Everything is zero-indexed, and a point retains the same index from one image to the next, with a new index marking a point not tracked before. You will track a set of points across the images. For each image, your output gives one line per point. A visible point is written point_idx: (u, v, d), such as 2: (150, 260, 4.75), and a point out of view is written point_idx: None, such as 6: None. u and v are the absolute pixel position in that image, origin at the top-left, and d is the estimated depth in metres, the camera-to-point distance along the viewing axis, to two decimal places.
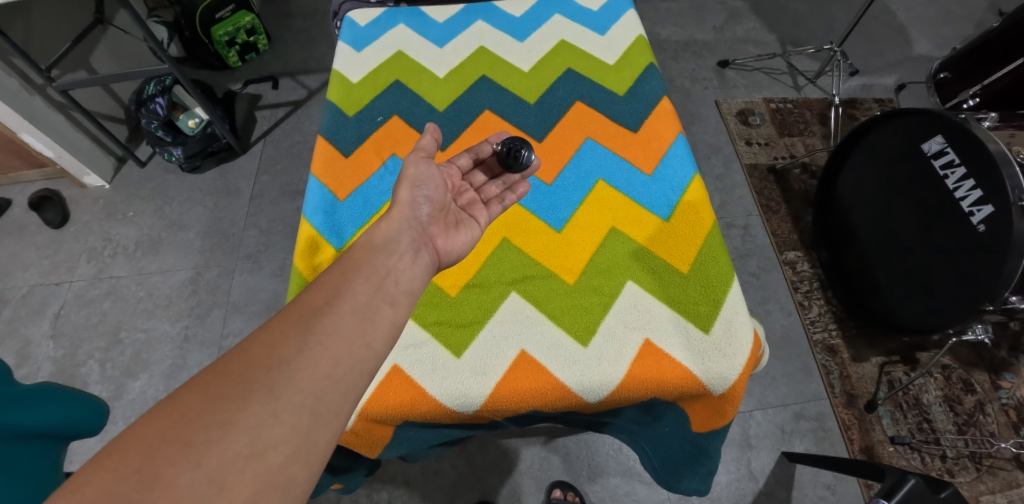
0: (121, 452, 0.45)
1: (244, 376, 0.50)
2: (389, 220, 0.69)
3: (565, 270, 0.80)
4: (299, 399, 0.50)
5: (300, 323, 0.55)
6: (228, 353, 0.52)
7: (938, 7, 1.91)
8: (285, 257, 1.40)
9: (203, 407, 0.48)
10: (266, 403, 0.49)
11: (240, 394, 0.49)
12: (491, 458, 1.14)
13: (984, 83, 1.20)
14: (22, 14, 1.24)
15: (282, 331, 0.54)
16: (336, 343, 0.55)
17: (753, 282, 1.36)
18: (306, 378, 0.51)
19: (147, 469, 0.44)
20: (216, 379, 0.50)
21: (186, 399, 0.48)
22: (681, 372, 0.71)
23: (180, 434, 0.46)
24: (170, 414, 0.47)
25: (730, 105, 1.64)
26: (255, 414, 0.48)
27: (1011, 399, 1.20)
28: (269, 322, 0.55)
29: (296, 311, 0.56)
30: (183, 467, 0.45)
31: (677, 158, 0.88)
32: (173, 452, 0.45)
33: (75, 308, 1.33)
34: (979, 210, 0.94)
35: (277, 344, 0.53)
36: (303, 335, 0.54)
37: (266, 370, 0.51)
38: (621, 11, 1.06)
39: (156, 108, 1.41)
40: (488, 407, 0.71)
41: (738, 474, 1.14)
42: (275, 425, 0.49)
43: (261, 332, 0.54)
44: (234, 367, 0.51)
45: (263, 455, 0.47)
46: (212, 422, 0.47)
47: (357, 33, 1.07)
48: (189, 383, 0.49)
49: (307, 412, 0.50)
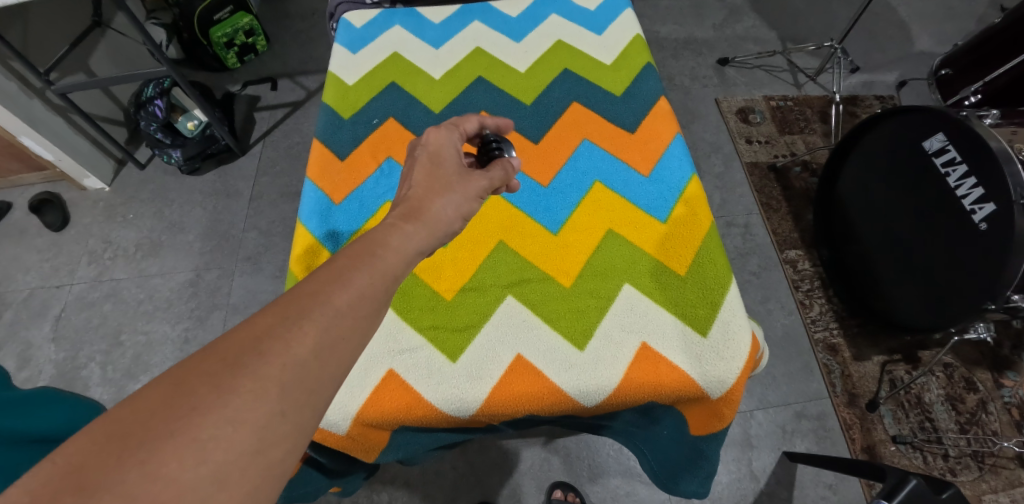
0: (126, 438, 0.38)
1: (256, 370, 0.42)
2: (419, 223, 0.59)
3: (561, 272, 0.80)
4: (310, 398, 0.43)
5: (318, 321, 0.46)
6: (243, 336, 0.43)
7: (939, 2, 1.90)
8: (284, 259, 1.39)
9: (212, 400, 0.40)
10: (278, 400, 0.41)
11: (251, 390, 0.41)
12: (492, 459, 1.14)
13: (986, 80, 1.19)
14: (20, 17, 1.24)
15: (299, 326, 0.45)
16: (353, 345, 0.47)
17: (753, 281, 1.35)
18: (316, 378, 0.44)
19: (151, 460, 0.38)
20: (227, 370, 0.41)
21: (194, 388, 0.40)
22: (678, 376, 0.71)
23: (186, 426, 0.39)
24: (178, 402, 0.40)
25: (730, 103, 1.63)
26: (265, 411, 0.41)
27: (1014, 397, 1.19)
28: (280, 306, 0.46)
29: (316, 304, 0.46)
30: (185, 462, 0.38)
31: (675, 159, 0.87)
32: (178, 446, 0.38)
33: (75, 311, 1.33)
34: (981, 208, 0.93)
35: (294, 340, 0.44)
36: (318, 334, 0.45)
37: (280, 367, 0.42)
38: (618, 10, 1.05)
39: (155, 110, 1.40)
40: (483, 411, 0.71)
41: (739, 474, 1.13)
42: (281, 425, 0.41)
43: (276, 324, 0.44)
44: (247, 360, 0.42)
45: (267, 454, 0.40)
46: (220, 416, 0.40)
47: (353, 34, 1.07)
48: (199, 367, 0.41)
49: (311, 409, 0.43)
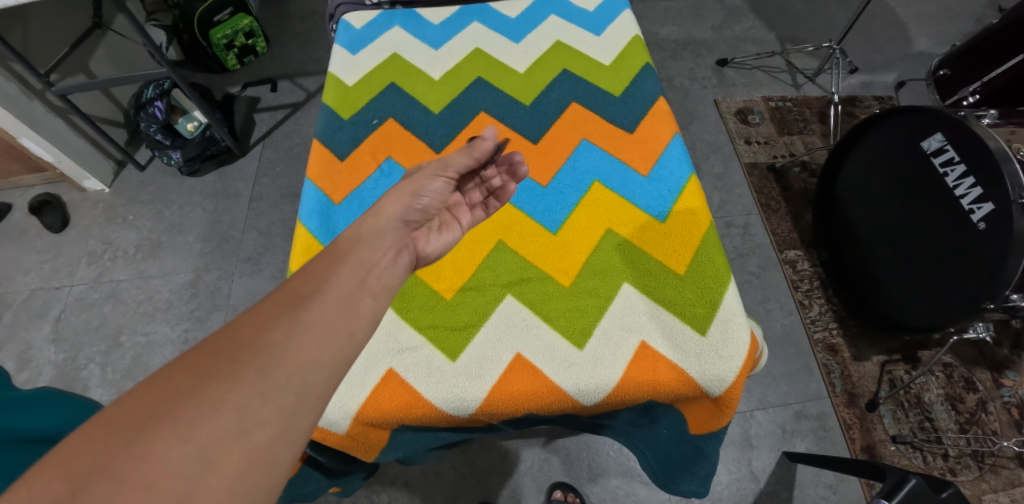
0: (113, 425, 0.42)
1: (233, 357, 0.47)
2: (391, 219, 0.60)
3: (561, 272, 0.80)
4: (290, 381, 0.47)
5: (289, 311, 0.51)
6: (222, 332, 0.49)
7: (938, 3, 1.90)
8: (283, 260, 1.40)
9: (193, 386, 0.45)
10: (256, 383, 0.46)
11: (229, 374, 0.46)
12: (491, 459, 1.14)
13: (984, 80, 1.19)
14: (20, 19, 1.24)
15: (270, 316, 0.51)
16: (328, 332, 0.52)
17: (752, 281, 1.35)
18: (293, 363, 0.48)
19: (137, 442, 0.41)
20: (208, 359, 0.47)
21: (177, 377, 0.45)
22: (676, 375, 0.71)
23: (169, 410, 0.43)
24: (161, 389, 0.44)
25: (729, 103, 1.64)
26: (243, 393, 0.45)
27: (1013, 397, 1.19)
28: (263, 305, 0.52)
29: (288, 297, 0.53)
30: (170, 442, 0.42)
31: (673, 159, 0.87)
32: (163, 427, 0.42)
33: (75, 312, 1.33)
34: (980, 208, 0.93)
35: (267, 327, 0.50)
36: (291, 321, 0.50)
37: (255, 352, 0.48)
38: (616, 11, 1.06)
39: (155, 111, 1.41)
40: (483, 410, 0.71)
41: (739, 474, 1.13)
42: (262, 406, 0.45)
43: (250, 314, 0.51)
44: (224, 348, 0.47)
45: (250, 433, 0.44)
46: (201, 399, 0.44)
47: (353, 35, 1.07)
48: (182, 359, 0.46)
49: (293, 394, 0.47)
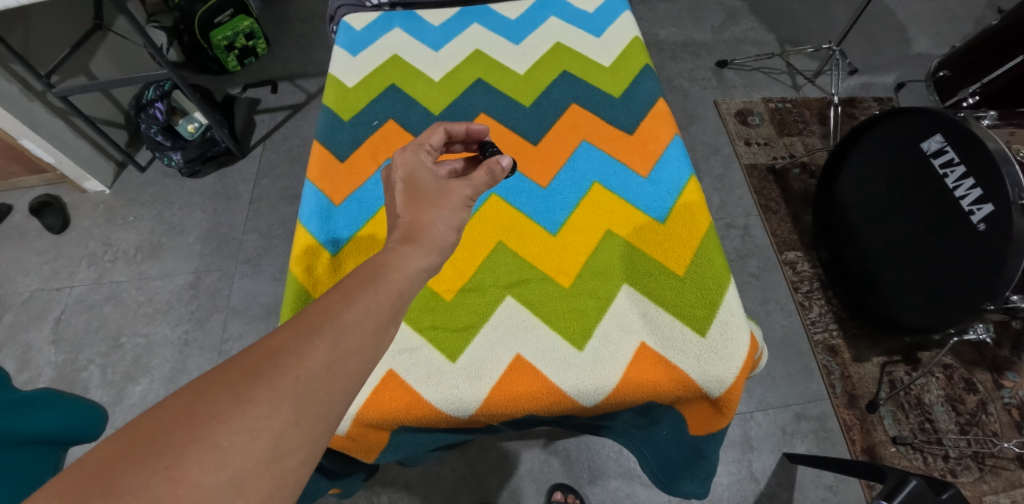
0: (151, 444, 0.40)
1: (272, 381, 0.44)
2: (416, 242, 0.60)
3: (560, 273, 0.80)
4: (322, 410, 0.45)
5: (329, 335, 0.48)
6: (259, 350, 0.46)
7: (935, 5, 1.91)
8: (284, 261, 1.40)
9: (231, 410, 0.42)
10: (293, 411, 0.43)
11: (268, 401, 0.43)
12: (491, 461, 1.13)
13: (984, 81, 1.19)
14: (21, 19, 1.24)
15: (310, 339, 0.47)
16: (362, 358, 0.49)
17: (752, 282, 1.35)
18: (327, 388, 0.46)
19: (174, 466, 0.39)
20: (246, 380, 0.44)
21: (214, 397, 0.42)
22: (676, 376, 0.72)
23: (208, 434, 0.41)
24: (198, 409, 0.42)
25: (729, 105, 1.64)
26: (280, 421, 0.43)
27: (1013, 398, 1.19)
28: (296, 323, 0.48)
29: (326, 319, 0.49)
30: (206, 468, 0.40)
31: (672, 161, 0.88)
32: (199, 452, 0.40)
33: (75, 314, 1.33)
34: (980, 209, 0.93)
35: (306, 353, 0.46)
36: (329, 346, 0.47)
37: (295, 380, 0.44)
38: (617, 12, 1.06)
39: (156, 113, 1.42)
40: (483, 411, 0.71)
41: (739, 475, 1.13)
42: (297, 434, 0.43)
43: (286, 334, 0.47)
44: (263, 371, 0.44)
45: (280, 461, 0.42)
46: (239, 425, 0.41)
47: (353, 37, 1.08)
48: (219, 379, 0.43)
49: (323, 421, 0.45)
